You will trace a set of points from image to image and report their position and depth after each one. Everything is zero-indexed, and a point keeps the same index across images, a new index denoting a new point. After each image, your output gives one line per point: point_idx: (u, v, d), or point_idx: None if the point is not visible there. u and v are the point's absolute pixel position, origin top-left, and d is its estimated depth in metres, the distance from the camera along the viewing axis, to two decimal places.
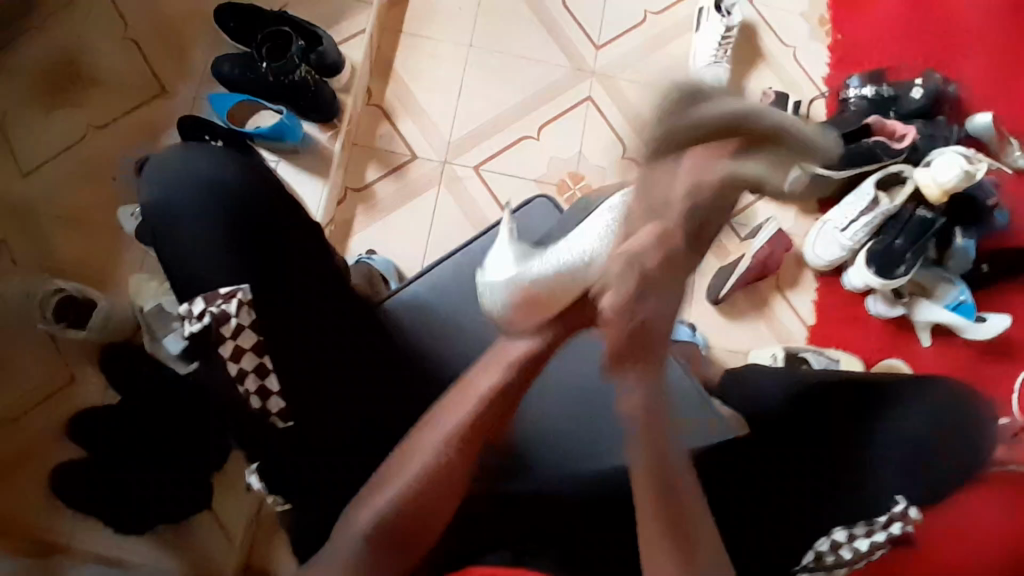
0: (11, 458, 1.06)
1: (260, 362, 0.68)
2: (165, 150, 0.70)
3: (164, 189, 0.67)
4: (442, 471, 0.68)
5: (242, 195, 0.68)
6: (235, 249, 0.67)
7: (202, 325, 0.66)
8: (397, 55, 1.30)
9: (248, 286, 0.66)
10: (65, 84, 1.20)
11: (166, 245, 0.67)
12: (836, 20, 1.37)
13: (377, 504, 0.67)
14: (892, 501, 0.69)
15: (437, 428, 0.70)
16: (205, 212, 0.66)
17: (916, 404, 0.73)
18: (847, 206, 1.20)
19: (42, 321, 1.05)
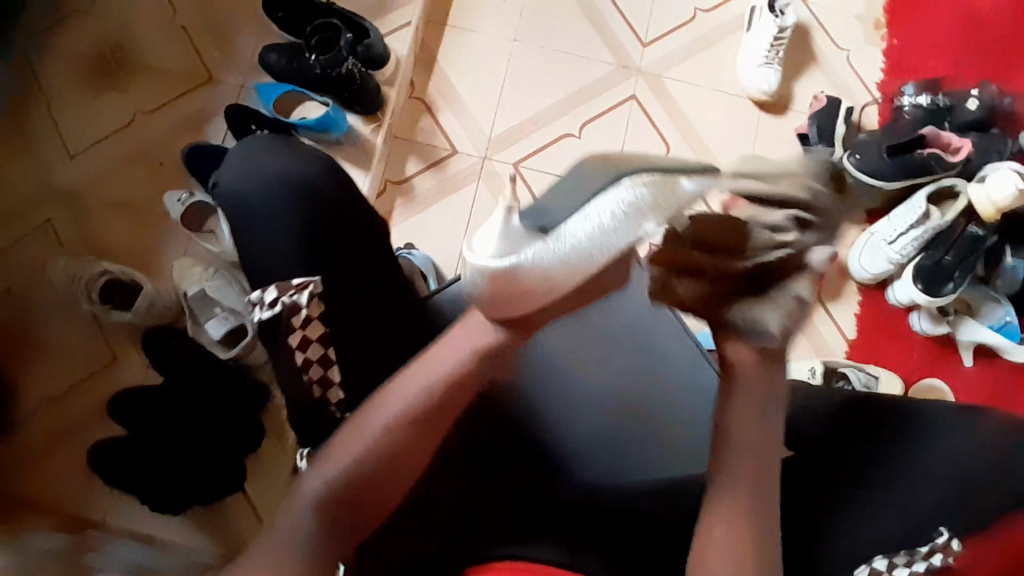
0: (54, 433, 1.09)
1: (324, 353, 0.70)
2: (243, 147, 0.76)
3: (240, 184, 0.72)
4: (393, 449, 0.63)
5: (307, 186, 0.72)
6: (302, 241, 0.70)
7: (273, 313, 0.69)
8: (441, 48, 1.29)
9: (319, 279, 0.70)
10: (116, 68, 1.22)
11: (243, 236, 0.72)
12: (892, 25, 1.33)
13: (321, 475, 0.62)
14: (936, 532, 0.70)
15: (393, 398, 0.64)
16: (275, 205, 0.71)
17: (925, 420, 0.76)
18: (897, 218, 1.16)
19: (87, 302, 1.06)
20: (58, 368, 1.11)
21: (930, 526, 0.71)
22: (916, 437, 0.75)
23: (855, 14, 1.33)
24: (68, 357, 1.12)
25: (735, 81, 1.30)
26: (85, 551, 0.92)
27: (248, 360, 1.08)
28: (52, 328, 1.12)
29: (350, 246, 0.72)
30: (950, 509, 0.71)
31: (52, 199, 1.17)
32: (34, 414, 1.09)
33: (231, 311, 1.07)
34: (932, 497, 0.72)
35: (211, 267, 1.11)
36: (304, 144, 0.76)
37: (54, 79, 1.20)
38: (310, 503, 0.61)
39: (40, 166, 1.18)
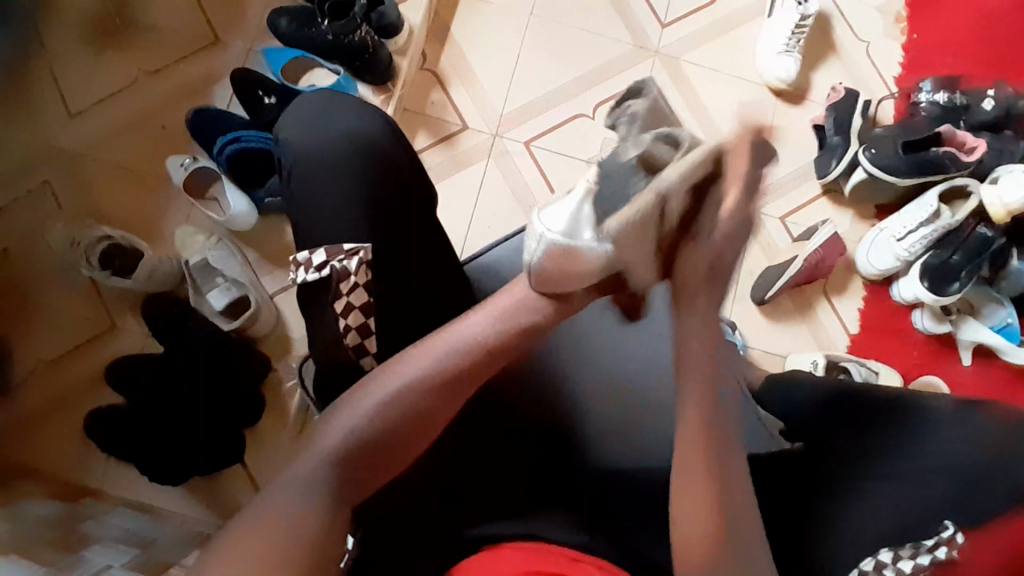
0: (50, 399, 1.08)
1: (365, 322, 0.69)
2: (308, 100, 0.75)
3: (306, 138, 0.72)
4: (421, 399, 0.62)
5: (376, 151, 0.71)
6: (363, 206, 0.70)
7: (320, 276, 0.69)
8: (454, 20, 1.25)
9: (370, 247, 0.69)
10: (117, 25, 1.17)
11: (302, 193, 0.71)
12: (913, 19, 1.30)
13: (342, 425, 0.60)
14: (941, 526, 0.72)
15: (420, 356, 0.64)
16: (341, 163, 0.70)
17: (927, 415, 0.77)
18: (907, 215, 1.16)
19: (86, 268, 1.03)
20: (55, 333, 1.09)
21: (934, 521, 0.72)
22: (923, 429, 0.76)
23: (877, 6, 1.31)
24: (65, 323, 1.10)
25: (752, 69, 1.27)
26: (81, 519, 0.92)
27: (251, 331, 1.07)
28: (48, 293, 1.10)
29: (401, 220, 0.71)
30: (958, 504, 0.73)
31: (48, 160, 1.13)
32: (30, 379, 1.08)
33: (233, 281, 1.06)
34: (944, 498, 0.73)
35: (214, 235, 1.10)
36: (367, 105, 0.75)
37: (53, 34, 1.16)
38: (328, 455, 0.58)
39: (36, 126, 1.14)
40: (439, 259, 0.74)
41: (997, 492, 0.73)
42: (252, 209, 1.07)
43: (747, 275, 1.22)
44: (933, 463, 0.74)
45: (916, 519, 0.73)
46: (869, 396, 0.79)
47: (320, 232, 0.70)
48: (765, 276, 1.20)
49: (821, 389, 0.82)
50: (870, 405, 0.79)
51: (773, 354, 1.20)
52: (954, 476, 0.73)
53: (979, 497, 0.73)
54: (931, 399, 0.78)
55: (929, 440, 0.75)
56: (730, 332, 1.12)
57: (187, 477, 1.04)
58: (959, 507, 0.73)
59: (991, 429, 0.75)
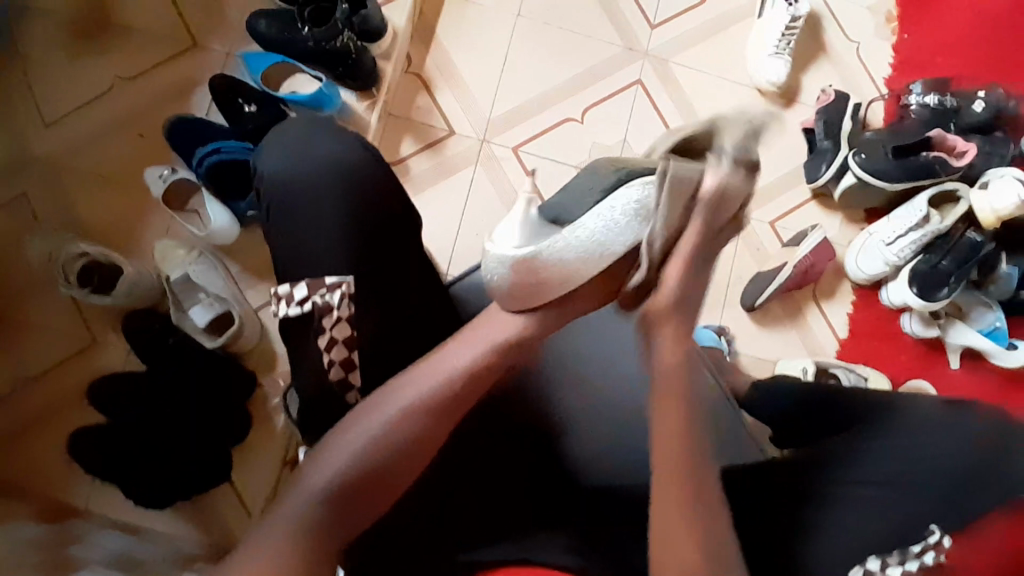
0: (30, 418, 1.05)
1: (349, 356, 0.67)
2: (288, 127, 0.73)
3: (287, 168, 0.70)
4: (412, 433, 0.60)
5: (361, 177, 0.70)
6: (351, 234, 0.69)
7: (302, 311, 0.67)
8: (439, 22, 1.22)
9: (352, 279, 0.68)
10: (88, 29, 1.13)
11: (285, 224, 0.70)
12: (903, 19, 1.29)
13: (332, 465, 0.58)
14: (928, 531, 0.69)
15: (409, 387, 0.61)
16: (327, 192, 0.69)
17: (920, 413, 0.73)
18: (896, 220, 1.15)
19: (65, 286, 1.00)
20: (34, 349, 1.06)
21: (922, 525, 0.69)
22: (914, 429, 0.72)
23: (868, 5, 1.29)
24: (44, 339, 1.07)
25: (743, 71, 1.26)
26: (67, 543, 0.90)
27: (236, 346, 1.05)
28: (26, 308, 1.07)
29: (390, 245, 0.70)
30: (949, 505, 0.69)
31: (21, 170, 1.09)
32: (9, 397, 1.05)
33: (216, 296, 1.03)
34: (938, 500, 0.69)
35: (196, 250, 1.06)
36: (344, 129, 0.74)
37: (23, 39, 1.11)
38: (318, 495, 0.57)
39: (7, 135, 1.10)
40: (429, 284, 0.72)
41: (979, 498, 0.70)
42: (232, 221, 1.04)
43: (738, 280, 1.21)
44: (926, 466, 0.70)
45: (904, 523, 0.69)
46: (855, 402, 0.75)
47: (306, 258, 0.69)
48: (756, 282, 1.20)
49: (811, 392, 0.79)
50: (859, 407, 0.75)
51: (764, 360, 1.20)
52: (945, 476, 0.69)
53: (968, 500, 0.70)
54: (925, 398, 0.74)
55: (923, 443, 0.71)
56: (718, 339, 1.11)
57: (174, 497, 1.01)
58: (951, 508, 0.69)
59: (984, 427, 0.71)
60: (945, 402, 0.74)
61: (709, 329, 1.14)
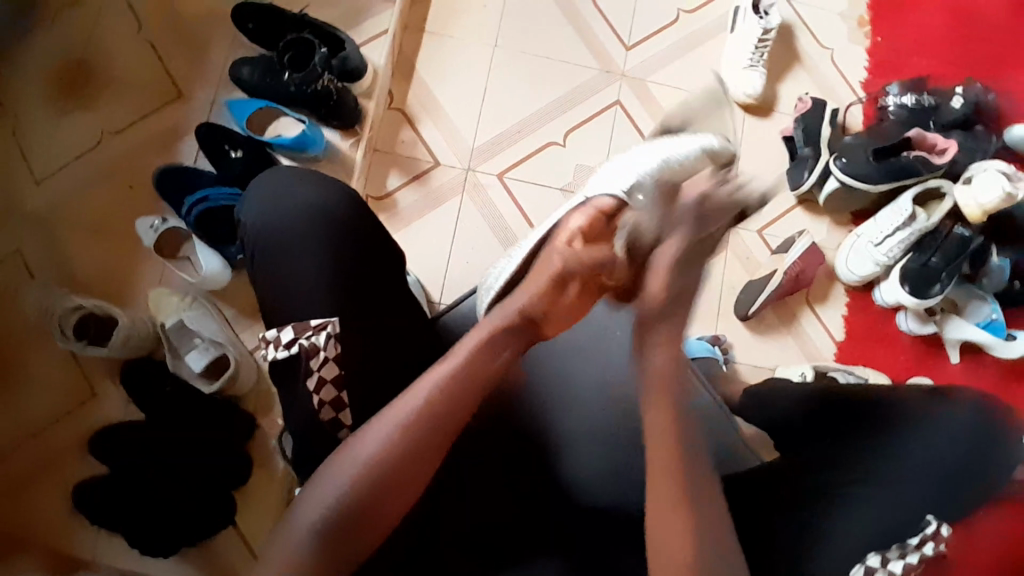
0: (31, 472, 1.05)
1: (338, 396, 0.67)
2: (265, 176, 0.75)
3: (265, 218, 0.71)
4: (397, 461, 0.59)
5: (338, 222, 0.71)
6: (331, 278, 0.69)
7: (290, 353, 0.68)
8: (419, 57, 1.25)
9: (337, 320, 0.68)
10: (76, 86, 1.16)
11: (268, 274, 0.71)
12: (875, 22, 1.31)
13: (322, 496, 0.57)
14: (925, 522, 0.68)
15: (389, 415, 0.60)
16: (305, 239, 0.70)
17: (905, 411, 0.74)
18: (882, 221, 1.15)
19: (60, 339, 1.02)
20: (33, 402, 1.07)
21: (918, 517, 0.69)
22: (900, 429, 0.73)
23: (839, 11, 1.32)
24: (43, 393, 1.07)
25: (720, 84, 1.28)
26: None
27: (232, 391, 1.06)
28: (24, 362, 1.08)
29: (371, 284, 0.71)
30: (946, 496, 0.70)
31: (15, 227, 1.12)
32: (10, 452, 1.05)
33: (212, 341, 1.04)
34: (933, 492, 0.70)
35: (189, 296, 1.08)
36: (321, 172, 0.75)
37: (16, 102, 1.15)
38: (309, 530, 0.56)
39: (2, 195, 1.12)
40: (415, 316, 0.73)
41: (966, 489, 0.70)
42: (224, 265, 1.06)
43: (730, 290, 1.22)
44: (915, 461, 0.71)
45: (899, 518, 0.69)
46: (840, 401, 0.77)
47: (290, 296, 0.69)
48: (748, 290, 1.20)
49: (807, 401, 0.78)
50: (853, 409, 0.76)
51: (763, 369, 1.19)
52: (935, 469, 0.70)
53: (961, 493, 0.70)
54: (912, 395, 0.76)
55: (910, 441, 0.72)
56: (713, 350, 1.11)
57: (177, 544, 1.01)
58: (946, 499, 0.70)
59: (974, 422, 0.72)
60: (928, 391, 0.76)
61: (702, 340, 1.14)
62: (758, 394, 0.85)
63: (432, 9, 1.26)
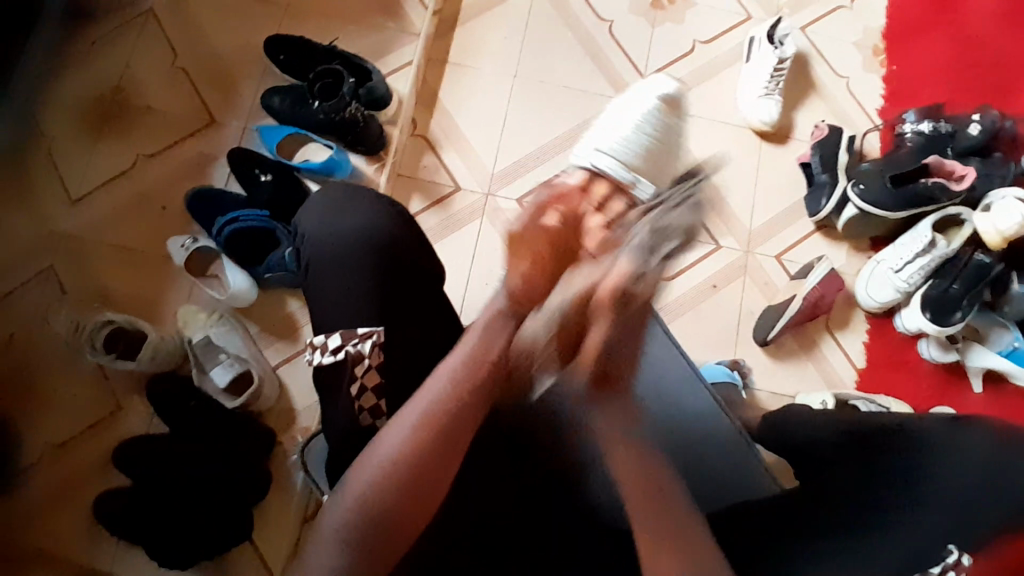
0: (56, 485, 1.07)
1: (377, 403, 0.69)
2: (322, 189, 0.78)
3: (318, 230, 0.74)
4: (407, 469, 0.60)
5: (386, 240, 0.74)
6: (377, 295, 0.72)
7: (335, 359, 0.69)
8: (442, 86, 1.29)
9: (382, 329, 0.70)
10: (115, 113, 1.22)
11: (315, 287, 0.73)
12: (889, 52, 1.34)
13: (345, 504, 0.60)
14: (946, 550, 0.68)
15: (400, 421, 0.62)
16: (355, 254, 0.72)
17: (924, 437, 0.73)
18: (902, 247, 1.15)
19: (91, 352, 1.05)
20: (61, 415, 1.10)
21: (938, 545, 0.68)
22: (922, 455, 0.72)
23: (853, 42, 1.34)
24: (71, 406, 1.10)
25: (735, 113, 1.30)
26: None
27: (256, 407, 1.08)
28: (54, 376, 1.11)
29: (409, 299, 0.73)
30: (965, 526, 0.69)
31: (51, 246, 1.16)
32: (36, 465, 1.08)
33: (236, 357, 1.07)
34: (951, 520, 0.69)
35: (216, 313, 1.11)
36: (371, 192, 0.78)
37: (56, 127, 1.21)
38: (337, 537, 0.60)
39: (40, 214, 1.17)
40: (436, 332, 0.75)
41: (989, 517, 0.69)
42: (252, 284, 1.09)
43: (747, 316, 1.22)
44: (937, 489, 0.70)
45: (920, 546, 0.68)
46: (858, 419, 0.77)
47: (328, 311, 0.71)
48: (766, 315, 1.20)
49: (827, 421, 0.79)
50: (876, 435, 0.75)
51: (782, 395, 1.18)
52: (954, 495, 0.70)
53: (981, 523, 0.69)
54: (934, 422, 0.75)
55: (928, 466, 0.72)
56: (731, 374, 1.10)
57: (196, 559, 1.02)
58: (966, 528, 0.69)
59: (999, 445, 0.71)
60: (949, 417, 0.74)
61: (720, 365, 1.14)
62: (776, 418, 0.86)
63: (456, 39, 1.31)
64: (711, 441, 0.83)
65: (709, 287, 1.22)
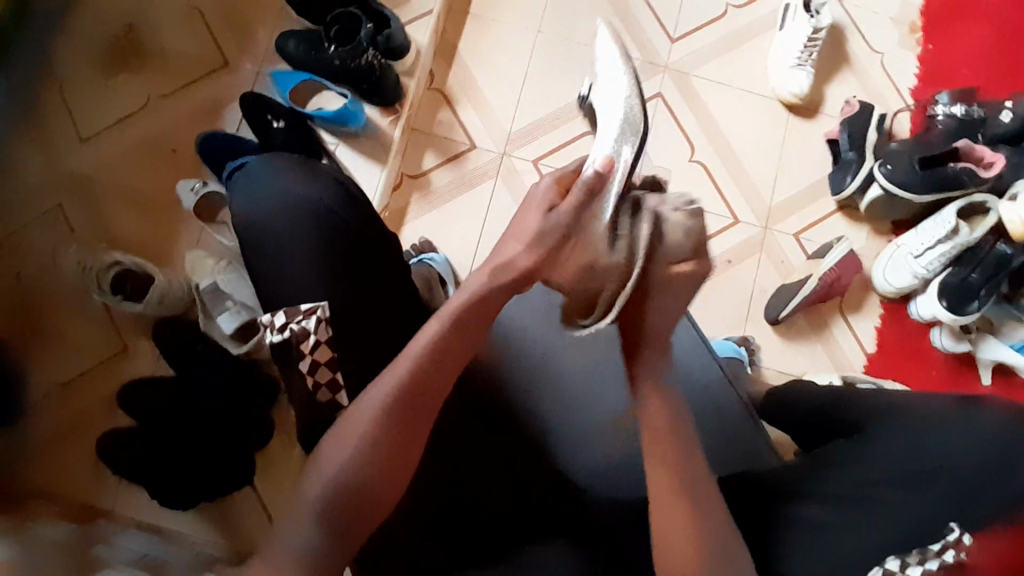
0: (62, 421, 1.08)
1: (331, 377, 0.72)
2: (253, 164, 0.76)
3: (256, 206, 0.73)
4: (386, 442, 0.60)
5: (327, 208, 0.73)
6: (324, 261, 0.71)
7: (283, 337, 0.72)
8: (463, 39, 1.25)
9: (327, 304, 0.71)
10: (126, 49, 1.19)
11: (262, 263, 0.73)
12: (927, 29, 1.28)
13: (325, 475, 0.58)
14: (947, 528, 0.67)
15: (381, 385, 0.61)
16: (295, 224, 0.72)
17: (917, 421, 0.72)
18: (924, 232, 1.13)
19: (99, 292, 1.05)
20: (67, 354, 1.10)
21: (939, 522, 0.67)
22: (918, 426, 0.71)
23: (891, 16, 1.29)
24: (78, 345, 1.11)
25: (764, 83, 1.26)
26: (94, 542, 0.91)
27: (259, 355, 1.07)
28: (61, 314, 1.11)
29: (364, 262, 0.73)
30: (969, 503, 0.68)
31: (59, 183, 1.15)
32: (42, 401, 1.09)
33: (243, 305, 1.06)
34: (952, 493, 0.68)
35: (224, 259, 1.09)
36: (310, 162, 0.76)
37: (66, 61, 1.18)
38: (313, 508, 0.58)
39: (47, 151, 1.15)
40: None
41: (990, 499, 0.67)
42: None
43: (761, 294, 1.20)
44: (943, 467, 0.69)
45: (920, 521, 0.68)
46: (859, 401, 0.75)
47: (303, 275, 0.71)
48: (779, 294, 1.19)
49: (827, 397, 0.77)
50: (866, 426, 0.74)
51: (789, 374, 1.18)
52: (956, 468, 0.69)
53: (980, 500, 0.68)
54: (939, 406, 0.72)
55: (932, 445, 0.70)
56: (740, 350, 1.10)
57: (199, 499, 1.04)
58: (964, 504, 0.68)
59: (997, 427, 0.69)
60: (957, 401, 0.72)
61: (729, 340, 1.13)
62: (778, 398, 0.84)
63: None
64: (711, 417, 0.82)
65: (723, 263, 1.21)
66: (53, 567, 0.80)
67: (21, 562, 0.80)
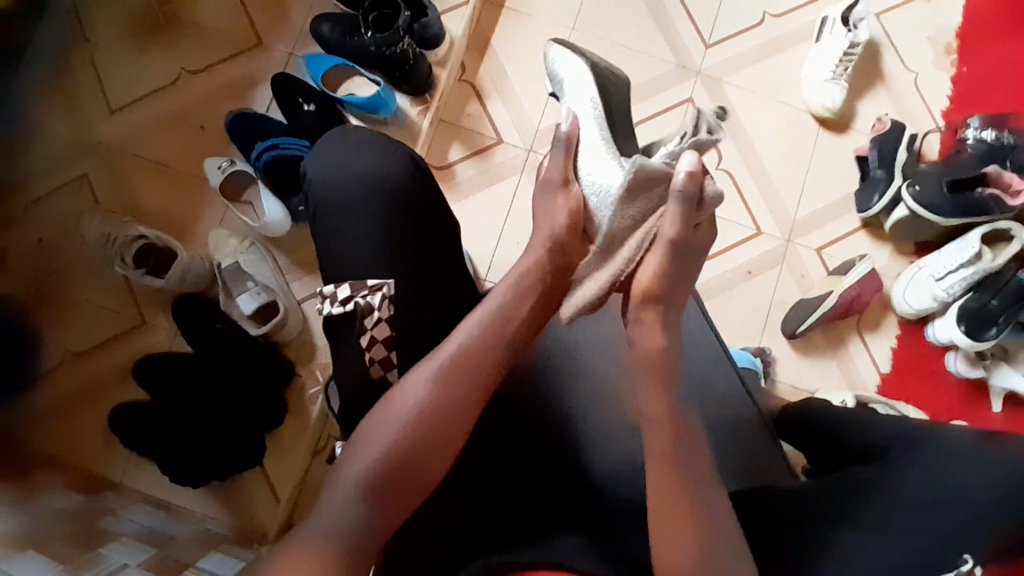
0: (78, 391, 1.09)
1: (387, 356, 0.70)
2: (333, 138, 0.78)
3: (333, 178, 0.74)
4: (436, 416, 0.59)
5: (402, 186, 0.74)
6: (396, 237, 0.73)
7: (344, 310, 0.70)
8: (495, 32, 1.24)
9: (392, 282, 0.71)
10: (161, 22, 1.18)
11: (333, 236, 0.74)
12: (963, 51, 1.27)
13: (367, 456, 0.56)
14: (960, 559, 0.67)
15: (426, 367, 0.61)
16: (373, 199, 0.73)
17: (937, 450, 0.72)
18: (947, 256, 1.12)
19: (120, 265, 1.04)
20: (86, 325, 1.11)
21: (954, 553, 0.67)
22: (934, 444, 0.72)
23: (928, 36, 1.28)
24: (97, 315, 1.11)
25: (796, 94, 1.25)
26: (104, 513, 0.91)
27: (280, 337, 1.07)
28: (82, 284, 1.12)
29: (432, 240, 0.75)
30: (980, 535, 0.67)
31: (85, 152, 1.15)
32: (59, 370, 1.09)
33: (263, 286, 1.07)
34: (969, 528, 0.67)
35: (247, 240, 1.10)
36: (387, 138, 0.78)
37: (100, 32, 1.17)
38: (359, 489, 0.55)
39: (78, 120, 1.15)
40: None
41: (1006, 535, 0.68)
42: (285, 214, 1.08)
43: (778, 307, 1.20)
44: (967, 501, 0.68)
45: (935, 552, 0.67)
46: (870, 431, 0.76)
47: (347, 259, 0.72)
48: (797, 309, 1.18)
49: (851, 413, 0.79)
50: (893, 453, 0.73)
51: (801, 390, 1.18)
52: (978, 501, 0.68)
53: (994, 533, 0.67)
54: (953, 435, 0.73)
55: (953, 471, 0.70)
56: (754, 361, 1.10)
57: (208, 479, 1.04)
58: (979, 537, 0.67)
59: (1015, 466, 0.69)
60: (976, 435, 0.72)
61: (745, 351, 1.13)
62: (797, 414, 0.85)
63: None
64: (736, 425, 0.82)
65: (743, 273, 1.21)
66: (63, 535, 0.81)
67: (33, 529, 0.81)
